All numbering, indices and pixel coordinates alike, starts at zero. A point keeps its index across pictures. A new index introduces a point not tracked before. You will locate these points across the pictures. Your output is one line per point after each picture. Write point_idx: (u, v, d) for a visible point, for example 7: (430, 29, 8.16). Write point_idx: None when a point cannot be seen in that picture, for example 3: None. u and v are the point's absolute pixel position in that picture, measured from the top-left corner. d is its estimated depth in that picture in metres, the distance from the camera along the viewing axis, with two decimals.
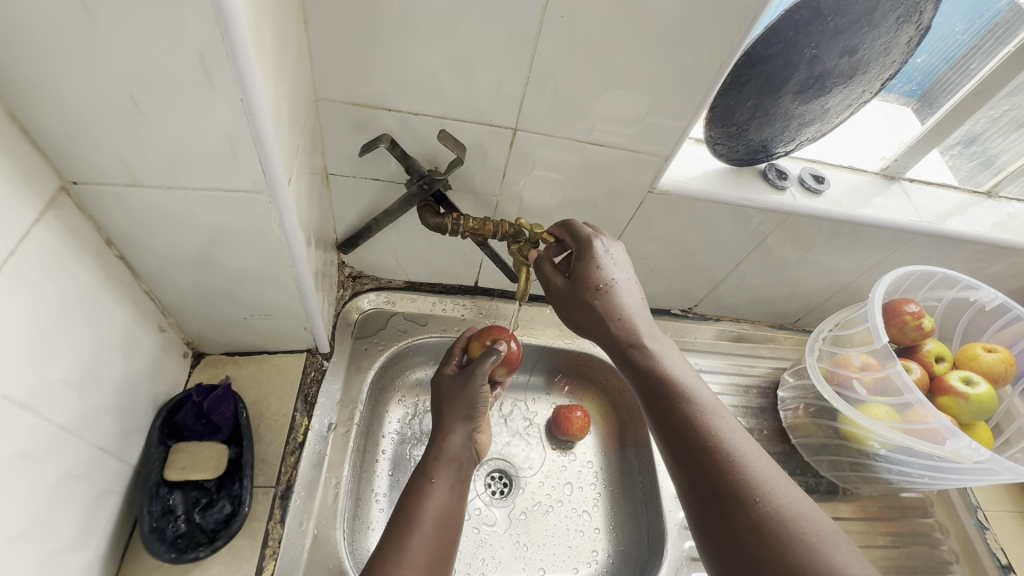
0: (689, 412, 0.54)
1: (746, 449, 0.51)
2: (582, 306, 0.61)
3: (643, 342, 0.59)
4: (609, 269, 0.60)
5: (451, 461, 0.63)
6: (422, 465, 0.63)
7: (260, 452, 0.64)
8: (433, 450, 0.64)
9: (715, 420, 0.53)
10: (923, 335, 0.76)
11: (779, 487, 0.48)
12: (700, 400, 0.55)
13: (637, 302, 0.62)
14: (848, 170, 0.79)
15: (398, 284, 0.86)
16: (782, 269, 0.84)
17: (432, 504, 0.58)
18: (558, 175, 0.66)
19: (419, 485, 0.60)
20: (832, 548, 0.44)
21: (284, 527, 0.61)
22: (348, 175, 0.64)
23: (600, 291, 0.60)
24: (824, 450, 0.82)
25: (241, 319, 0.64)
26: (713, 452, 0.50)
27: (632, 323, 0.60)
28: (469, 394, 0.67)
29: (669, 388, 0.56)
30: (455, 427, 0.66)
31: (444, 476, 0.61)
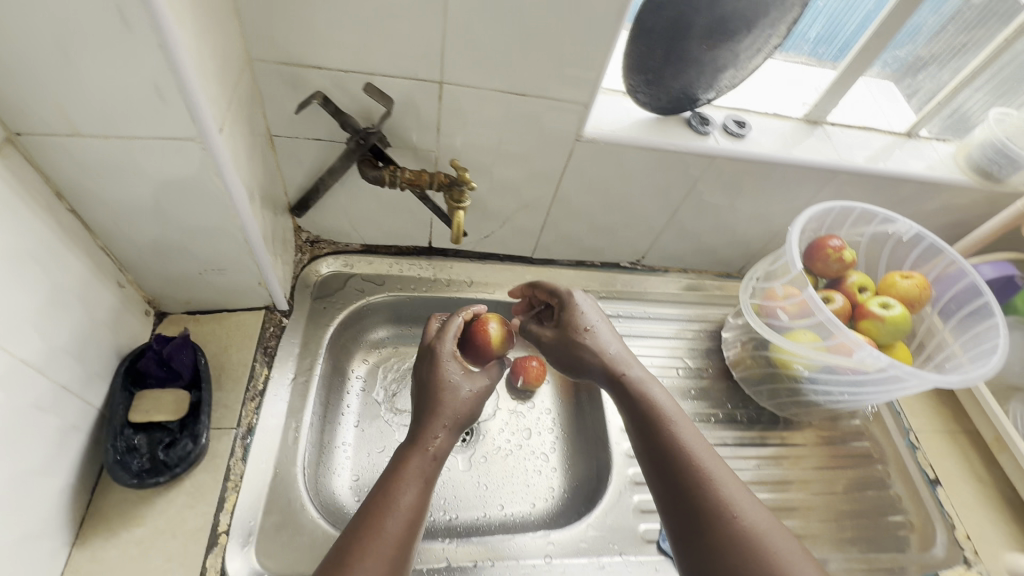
0: (665, 430, 0.62)
1: (712, 464, 0.58)
2: (570, 350, 0.72)
3: (624, 363, 0.70)
4: (588, 314, 0.73)
5: (431, 458, 0.62)
6: (400, 456, 0.61)
7: (221, 398, 0.69)
8: (416, 442, 0.62)
9: (684, 432, 0.61)
10: (846, 267, 0.82)
11: (742, 501, 0.55)
12: (674, 418, 0.63)
13: (618, 347, 0.72)
14: (772, 117, 0.84)
15: (355, 248, 0.91)
16: (717, 215, 0.89)
17: (408, 497, 0.57)
18: (489, 128, 0.70)
19: (394, 478, 0.59)
20: (789, 558, 0.51)
21: (245, 464, 0.66)
22: (293, 136, 0.69)
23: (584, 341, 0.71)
24: (761, 383, 0.88)
25: (197, 275, 0.68)
26: (683, 462, 0.58)
27: (615, 359, 0.70)
28: (450, 393, 0.66)
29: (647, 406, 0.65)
30: (439, 423, 0.64)
31: (416, 477, 0.59)
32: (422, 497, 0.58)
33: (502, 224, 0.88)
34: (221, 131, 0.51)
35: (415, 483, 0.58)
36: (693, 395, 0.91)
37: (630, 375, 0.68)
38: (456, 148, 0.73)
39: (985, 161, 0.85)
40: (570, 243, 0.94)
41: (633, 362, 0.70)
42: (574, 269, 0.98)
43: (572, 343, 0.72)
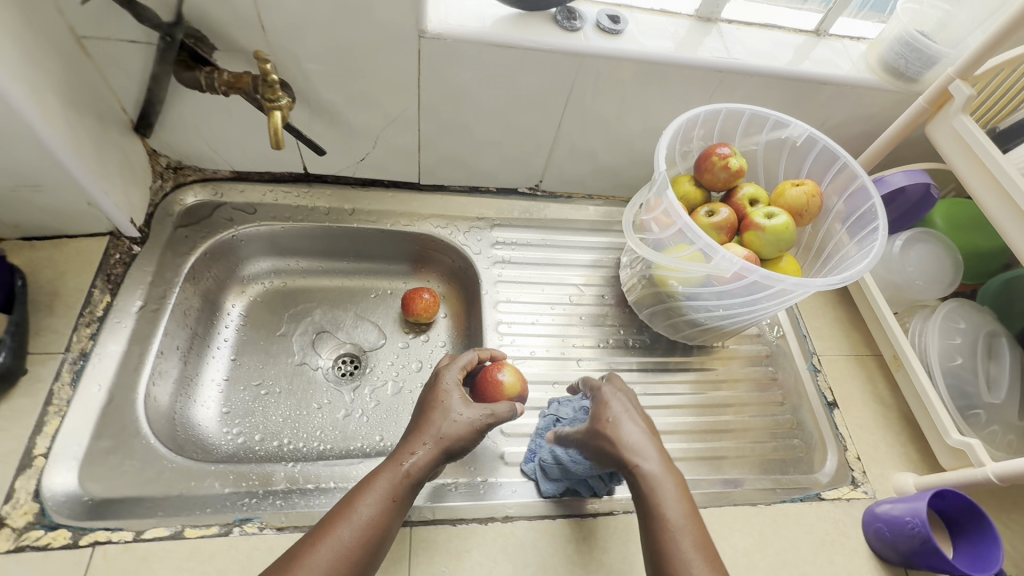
0: (647, 485, 0.54)
1: (684, 529, 0.51)
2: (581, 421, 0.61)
3: (614, 420, 0.58)
4: (617, 406, 0.59)
5: (409, 482, 0.54)
6: (381, 467, 0.55)
7: (52, 324, 0.66)
8: (399, 459, 0.55)
9: (668, 491, 0.53)
10: (735, 177, 0.75)
11: (695, 562, 0.49)
12: (660, 480, 0.54)
13: (643, 441, 0.57)
14: (657, 14, 0.76)
15: (224, 175, 0.85)
16: (607, 128, 0.83)
17: (360, 513, 0.51)
18: (320, 24, 0.64)
19: (357, 493, 0.53)
20: None
21: (75, 389, 0.63)
22: (102, 38, 0.63)
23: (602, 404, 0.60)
24: (656, 307, 0.83)
25: (10, 192, 0.64)
26: (660, 525, 0.52)
27: (621, 421, 0.58)
28: (447, 420, 0.58)
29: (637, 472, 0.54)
30: (423, 446, 0.56)
31: (390, 494, 0.53)
32: (381, 515, 0.52)
33: (375, 144, 0.82)
34: None
35: (378, 505, 0.52)
36: (584, 321, 0.87)
37: (633, 444, 0.56)
38: (291, 50, 0.67)
39: (895, 58, 0.77)
40: (456, 166, 0.88)
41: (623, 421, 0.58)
42: (467, 196, 0.93)
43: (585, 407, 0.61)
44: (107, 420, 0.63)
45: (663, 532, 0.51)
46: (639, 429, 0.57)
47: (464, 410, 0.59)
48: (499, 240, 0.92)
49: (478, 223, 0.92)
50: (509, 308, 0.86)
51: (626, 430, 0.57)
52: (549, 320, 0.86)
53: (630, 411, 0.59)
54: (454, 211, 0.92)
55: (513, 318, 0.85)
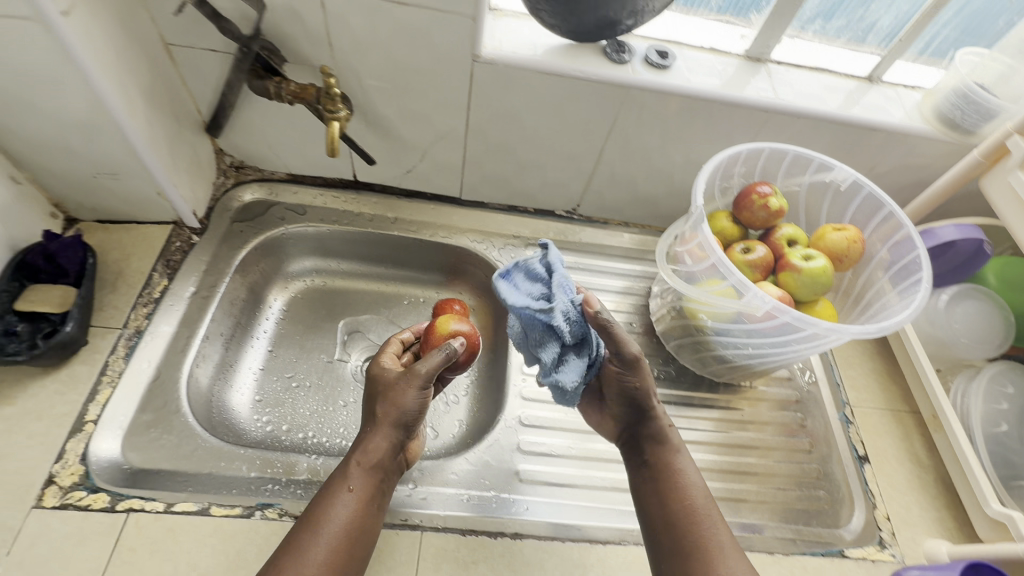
0: (664, 463, 0.66)
1: (703, 498, 0.63)
2: (612, 381, 0.67)
3: (648, 386, 0.66)
4: (646, 376, 0.66)
5: (376, 469, 0.60)
6: (341, 471, 0.60)
7: (114, 302, 0.71)
8: (356, 454, 0.60)
9: (681, 461, 0.66)
10: (775, 217, 0.75)
11: (711, 520, 0.61)
12: (676, 460, 0.66)
13: (655, 400, 0.68)
14: (706, 52, 0.77)
15: (281, 177, 0.91)
16: (648, 158, 0.84)
17: (341, 513, 0.56)
18: (382, 44, 0.68)
19: (329, 491, 0.58)
20: (727, 561, 0.57)
21: (127, 363, 0.68)
22: (188, 46, 0.69)
23: (638, 369, 0.65)
24: (683, 338, 0.82)
25: (91, 179, 0.69)
26: (682, 495, 0.63)
27: (653, 396, 0.67)
28: (396, 397, 0.61)
29: (659, 448, 0.67)
30: (382, 428, 0.61)
31: (360, 483, 0.59)
32: (361, 509, 0.58)
33: (422, 158, 0.86)
34: (68, 15, 0.52)
35: (353, 499, 0.58)
36: None
37: (658, 416, 0.67)
38: (353, 66, 0.71)
39: (951, 109, 0.76)
40: (497, 183, 0.90)
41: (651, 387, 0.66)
42: (505, 214, 0.95)
43: (622, 383, 0.66)
44: (151, 396, 0.67)
45: (679, 504, 0.62)
46: (659, 403, 0.68)
47: (420, 372, 0.61)
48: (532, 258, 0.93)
49: (514, 240, 0.94)
50: None
51: (656, 405, 0.67)
52: None
53: (650, 388, 0.67)
54: (491, 228, 0.94)
55: None
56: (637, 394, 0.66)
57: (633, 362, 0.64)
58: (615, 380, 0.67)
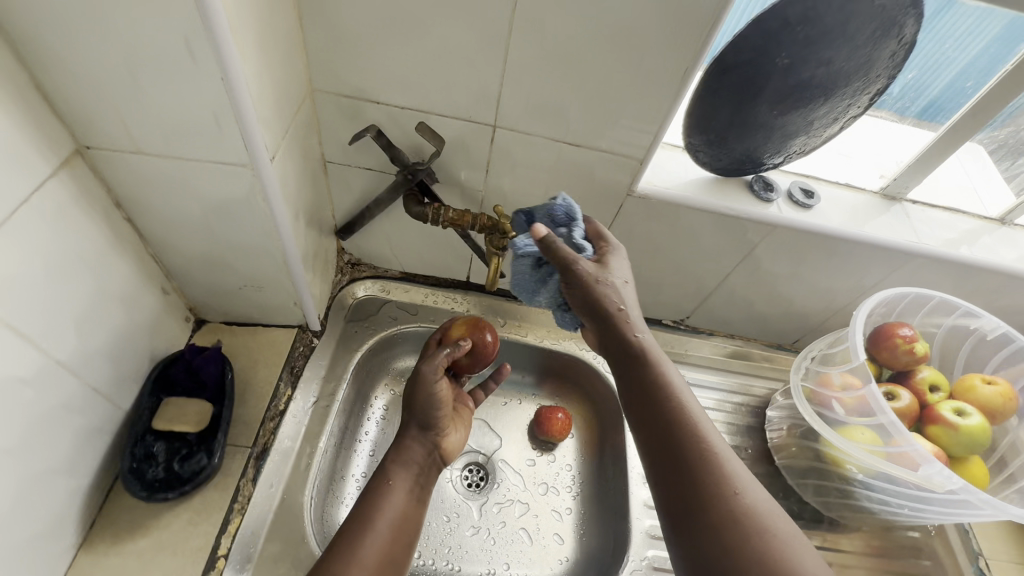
0: (674, 413, 0.52)
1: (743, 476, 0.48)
2: (585, 294, 0.57)
3: (631, 322, 0.57)
4: (615, 293, 0.57)
5: (412, 465, 0.68)
6: (380, 470, 0.67)
7: (243, 414, 0.69)
8: (391, 455, 0.69)
9: (709, 431, 0.51)
10: (917, 361, 0.73)
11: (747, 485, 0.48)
12: (700, 419, 0.52)
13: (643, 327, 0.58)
14: (843, 188, 0.78)
15: (394, 274, 0.90)
16: (774, 284, 0.83)
17: (388, 508, 0.63)
18: (538, 174, 0.68)
19: (376, 487, 0.65)
20: (796, 552, 0.44)
21: (255, 486, 0.65)
22: (345, 163, 0.69)
23: (606, 262, 0.59)
24: (810, 474, 0.79)
25: (236, 289, 0.69)
26: (712, 464, 0.48)
27: (619, 304, 0.57)
28: (423, 399, 0.70)
29: (668, 403, 0.53)
30: (414, 437, 0.70)
31: (402, 480, 0.66)
32: (410, 503, 0.66)
33: None
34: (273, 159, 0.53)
35: (397, 491, 0.65)
36: None
37: (640, 338, 0.56)
38: (502, 189, 0.71)
39: None
40: None
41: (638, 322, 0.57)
42: None
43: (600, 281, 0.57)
44: (279, 524, 0.64)
45: (709, 464, 0.49)
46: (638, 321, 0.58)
47: (430, 377, 0.69)
48: None
49: None
50: None
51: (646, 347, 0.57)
52: None
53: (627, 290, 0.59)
54: None
55: None
56: (611, 312, 0.57)
57: (608, 252, 0.61)
58: (588, 292, 0.57)
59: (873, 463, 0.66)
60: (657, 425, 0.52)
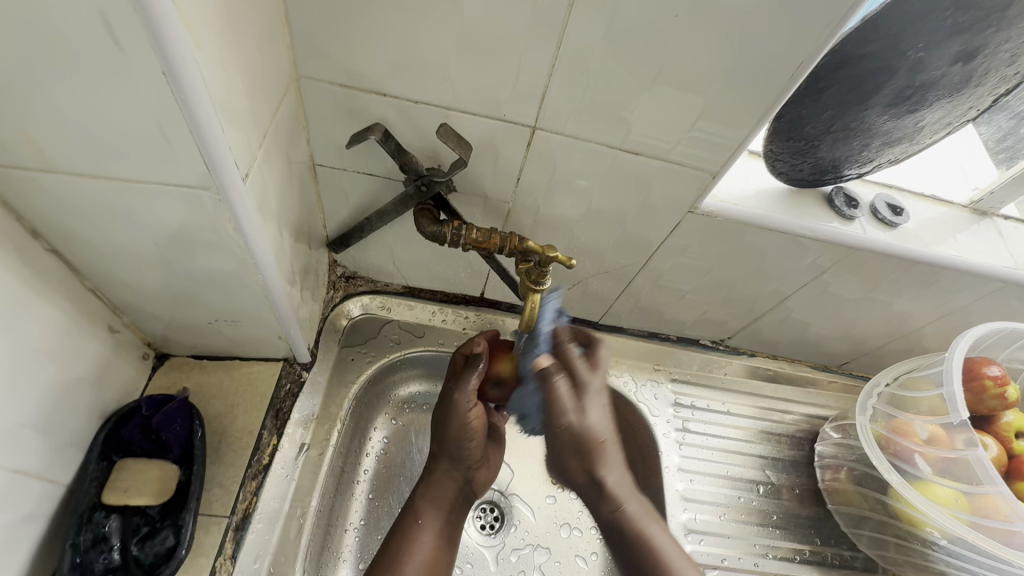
0: (628, 519, 0.58)
1: (669, 546, 0.57)
2: (565, 447, 0.56)
3: (606, 452, 0.56)
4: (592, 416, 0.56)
5: (442, 502, 0.63)
6: (407, 506, 0.62)
7: (217, 474, 0.57)
8: (420, 489, 0.63)
9: (648, 525, 0.58)
10: (1004, 404, 0.64)
11: (663, 542, 0.57)
12: (636, 514, 0.58)
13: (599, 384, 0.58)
14: (930, 201, 0.67)
15: (395, 288, 0.76)
16: (838, 308, 0.72)
17: (416, 551, 0.59)
18: (580, 185, 0.56)
19: (405, 524, 0.61)
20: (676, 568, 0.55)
21: (235, 564, 0.54)
22: (339, 168, 0.55)
23: (585, 415, 0.55)
24: (864, 523, 0.72)
25: (206, 324, 0.56)
26: (653, 559, 0.56)
27: (602, 431, 0.56)
28: (456, 428, 0.61)
29: (619, 516, 0.58)
30: (442, 467, 0.64)
31: (431, 519, 0.62)
32: (438, 544, 0.61)
33: (572, 287, 0.72)
34: (247, 178, 0.39)
35: (426, 532, 0.61)
36: (774, 522, 0.75)
37: (572, 421, 0.55)
38: (535, 200, 0.58)
39: None
40: (648, 315, 0.77)
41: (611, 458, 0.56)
42: (645, 341, 0.81)
43: (586, 439, 0.55)
44: None
45: (655, 560, 0.56)
46: (613, 442, 0.57)
47: (462, 407, 0.61)
48: (676, 399, 0.80)
49: (655, 374, 0.80)
50: (690, 493, 0.74)
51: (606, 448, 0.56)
52: (734, 517, 0.74)
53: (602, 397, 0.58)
54: (629, 358, 0.80)
55: (695, 503, 0.73)
56: (592, 433, 0.55)
57: (585, 400, 0.56)
58: (571, 446, 0.56)
59: (958, 531, 0.59)
60: (613, 525, 0.58)
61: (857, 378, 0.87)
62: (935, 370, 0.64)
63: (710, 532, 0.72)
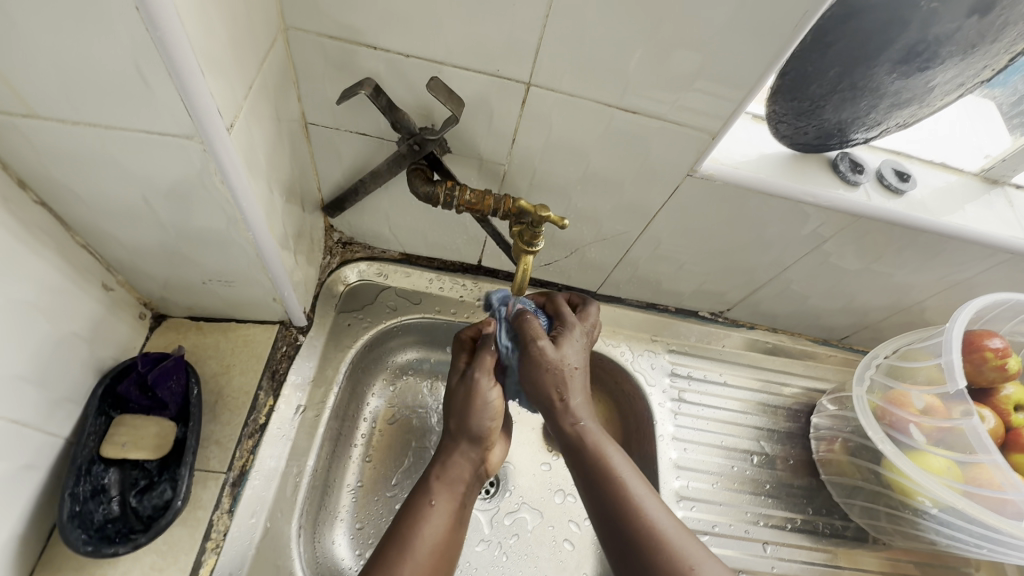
0: (601, 467, 0.50)
1: (638, 486, 0.49)
2: (530, 377, 0.54)
3: (572, 380, 0.54)
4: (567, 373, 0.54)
5: (457, 484, 0.54)
6: (419, 486, 0.54)
7: (213, 432, 0.58)
8: (434, 469, 0.55)
9: (611, 452, 0.51)
10: (1005, 377, 0.64)
11: (635, 484, 0.49)
12: (598, 440, 0.52)
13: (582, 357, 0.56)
14: (939, 168, 0.65)
15: (393, 255, 0.75)
16: (839, 279, 0.71)
17: (431, 534, 0.50)
18: (577, 146, 0.55)
19: (412, 506, 0.52)
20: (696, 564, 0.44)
21: (232, 518, 0.55)
22: (331, 127, 0.55)
23: (558, 346, 0.54)
24: (857, 494, 0.72)
25: (201, 284, 0.57)
26: (619, 495, 0.48)
27: (569, 362, 0.54)
28: (476, 406, 0.56)
29: (580, 436, 0.52)
30: (460, 446, 0.56)
31: (447, 501, 0.52)
32: (452, 529, 0.51)
33: (569, 254, 0.71)
34: (232, 129, 0.39)
35: (440, 514, 0.51)
36: (767, 491, 0.75)
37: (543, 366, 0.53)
38: (531, 163, 0.57)
39: None
40: (647, 284, 0.76)
41: (576, 385, 0.53)
42: (642, 312, 0.81)
43: (557, 367, 0.53)
44: (262, 563, 0.54)
45: (623, 495, 0.48)
46: (580, 381, 0.55)
47: (484, 386, 0.57)
48: (673, 369, 0.79)
49: (652, 344, 0.80)
50: (684, 461, 0.74)
51: (574, 376, 0.54)
52: (727, 485, 0.74)
53: (579, 338, 0.57)
54: (627, 328, 0.80)
55: (689, 471, 0.73)
56: (558, 367, 0.53)
57: (561, 338, 0.55)
58: (541, 371, 0.54)
59: (950, 500, 0.59)
60: (572, 451, 0.52)
61: (857, 352, 0.86)
62: (934, 341, 0.64)
63: (703, 500, 0.72)
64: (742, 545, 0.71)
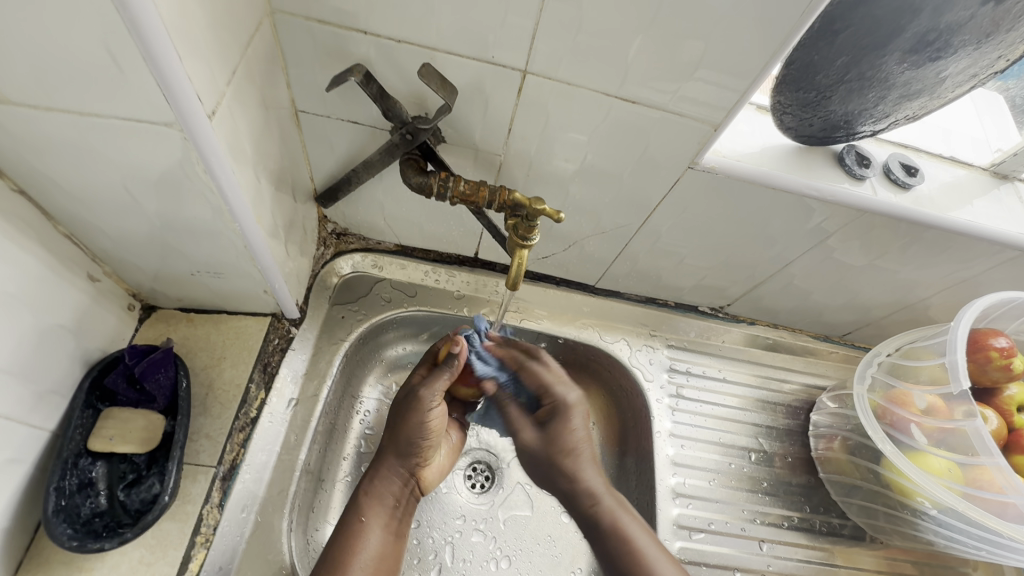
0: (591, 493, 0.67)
1: (638, 532, 0.62)
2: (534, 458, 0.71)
3: (581, 461, 0.68)
4: (576, 435, 0.68)
5: (386, 498, 0.61)
6: (351, 502, 0.60)
7: (204, 426, 0.57)
8: (364, 483, 0.61)
9: (625, 520, 0.64)
10: (1008, 377, 0.63)
11: (639, 537, 0.62)
12: (620, 517, 0.64)
13: (581, 425, 0.70)
14: (949, 162, 0.63)
15: (388, 247, 0.73)
16: (842, 275, 0.69)
17: (364, 548, 0.57)
18: (576, 137, 0.53)
19: (347, 522, 0.58)
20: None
21: (222, 512, 0.54)
22: (322, 114, 0.53)
23: (564, 421, 0.69)
24: (856, 493, 0.71)
25: (189, 276, 0.56)
26: (621, 540, 0.62)
27: (578, 441, 0.68)
28: (416, 425, 0.61)
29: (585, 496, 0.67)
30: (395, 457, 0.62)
31: (377, 516, 0.60)
32: (385, 539, 0.59)
33: (567, 248, 0.70)
34: (214, 116, 0.37)
35: (371, 528, 0.59)
36: (764, 489, 0.74)
37: (569, 417, 0.69)
38: (528, 154, 0.56)
39: None
40: (646, 279, 0.75)
41: (584, 460, 0.67)
42: (640, 306, 0.79)
43: (558, 441, 0.69)
44: (253, 557, 0.54)
45: (626, 545, 0.61)
46: (579, 428, 0.69)
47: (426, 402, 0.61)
48: (672, 365, 0.78)
49: (651, 340, 0.79)
50: (680, 458, 0.73)
51: (581, 454, 0.68)
52: (724, 483, 0.73)
53: (576, 413, 0.69)
54: (624, 324, 0.79)
55: (685, 468, 0.73)
56: (560, 449, 0.68)
57: (562, 414, 0.69)
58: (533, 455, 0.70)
59: (950, 502, 0.58)
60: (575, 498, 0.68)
61: (858, 349, 0.85)
62: (939, 340, 0.62)
63: (698, 497, 0.71)
64: (739, 543, 0.70)
